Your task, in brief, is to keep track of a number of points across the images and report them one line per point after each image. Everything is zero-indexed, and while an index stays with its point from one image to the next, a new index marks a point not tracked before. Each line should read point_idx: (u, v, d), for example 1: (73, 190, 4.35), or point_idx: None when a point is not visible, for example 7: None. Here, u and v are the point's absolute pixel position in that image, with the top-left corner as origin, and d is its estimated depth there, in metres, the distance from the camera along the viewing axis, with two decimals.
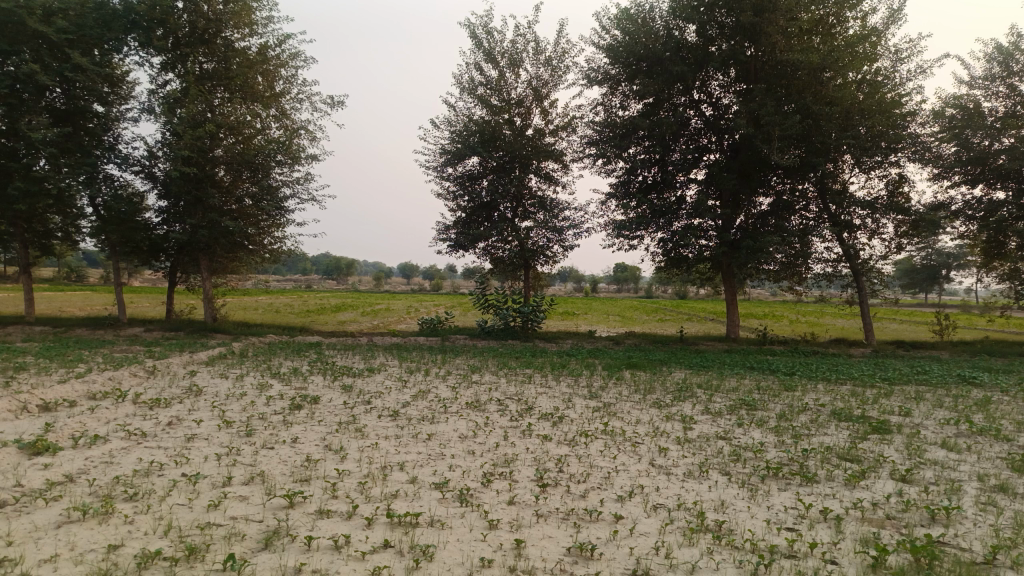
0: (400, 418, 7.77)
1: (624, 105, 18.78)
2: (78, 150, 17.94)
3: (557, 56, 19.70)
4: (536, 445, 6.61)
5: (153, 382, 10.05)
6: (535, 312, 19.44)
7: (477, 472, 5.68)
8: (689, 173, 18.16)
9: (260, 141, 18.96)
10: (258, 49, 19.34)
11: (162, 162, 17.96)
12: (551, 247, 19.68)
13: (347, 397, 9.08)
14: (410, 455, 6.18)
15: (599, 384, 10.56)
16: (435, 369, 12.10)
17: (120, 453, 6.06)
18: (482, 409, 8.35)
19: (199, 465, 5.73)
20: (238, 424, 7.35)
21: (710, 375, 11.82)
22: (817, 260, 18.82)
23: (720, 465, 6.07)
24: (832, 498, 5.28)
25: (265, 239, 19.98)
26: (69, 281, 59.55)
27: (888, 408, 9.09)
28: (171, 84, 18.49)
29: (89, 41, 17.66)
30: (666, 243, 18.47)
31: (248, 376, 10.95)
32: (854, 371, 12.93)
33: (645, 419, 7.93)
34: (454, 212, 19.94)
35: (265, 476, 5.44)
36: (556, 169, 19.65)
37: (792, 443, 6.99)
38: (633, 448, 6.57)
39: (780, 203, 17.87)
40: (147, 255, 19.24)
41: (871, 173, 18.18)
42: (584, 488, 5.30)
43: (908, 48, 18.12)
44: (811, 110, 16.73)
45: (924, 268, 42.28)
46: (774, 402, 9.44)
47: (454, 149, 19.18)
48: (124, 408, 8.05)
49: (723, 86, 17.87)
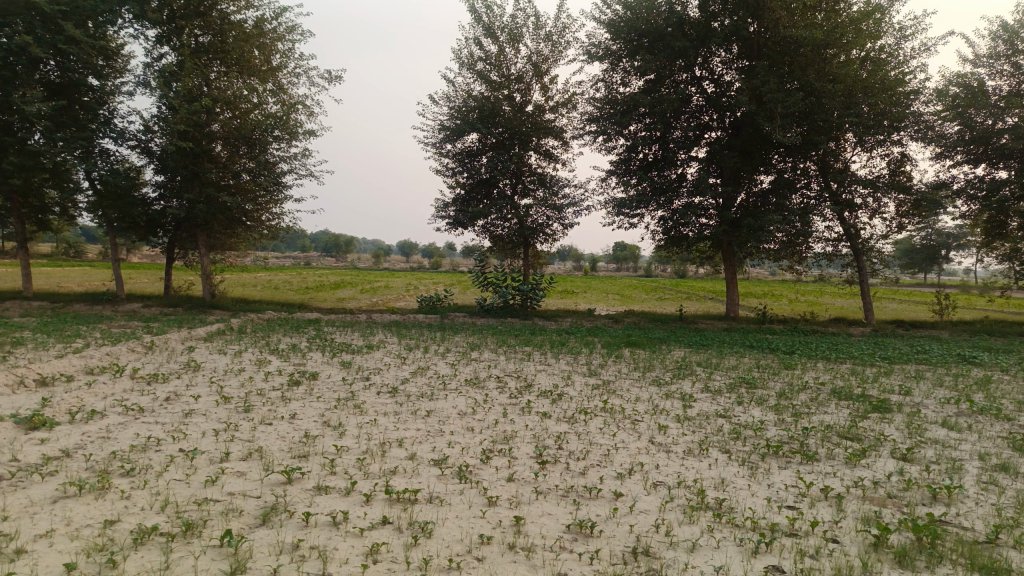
0: (399, 395, 7.74)
1: (626, 81, 18.56)
2: (74, 125, 17.76)
3: (558, 31, 19.42)
4: (536, 422, 6.57)
5: (151, 358, 10.01)
6: (534, 291, 19.38)
7: (476, 449, 5.64)
8: (691, 151, 18.00)
9: (257, 116, 18.77)
10: (255, 22, 19.07)
11: (159, 137, 17.77)
12: (550, 225, 19.55)
13: (346, 374, 9.04)
14: (409, 432, 6.15)
15: (598, 362, 10.52)
16: (434, 346, 12.06)
17: (117, 429, 6.03)
18: (481, 386, 8.32)
19: (196, 440, 5.70)
20: (236, 400, 7.32)
21: (709, 354, 11.79)
22: (818, 239, 18.73)
23: (720, 443, 6.04)
24: (833, 477, 5.25)
25: (263, 215, 19.86)
26: (68, 256, 59.48)
27: (888, 388, 9.06)
28: (167, 58, 18.24)
29: (83, 13, 17.40)
30: (667, 221, 18.36)
31: (246, 352, 10.91)
32: (854, 350, 12.90)
33: (645, 397, 7.91)
34: (453, 189, 19.80)
35: (263, 451, 5.41)
36: (556, 146, 19.47)
37: (792, 421, 6.96)
38: (633, 425, 6.54)
39: (782, 182, 17.73)
40: (144, 231, 19.14)
41: (874, 152, 18.02)
42: (584, 465, 5.27)
43: (913, 25, 17.88)
44: (814, 88, 16.54)
45: (924, 248, 42.17)
46: (774, 380, 9.41)
47: (453, 126, 18.99)
48: (122, 383, 8.02)
49: (725, 62, 17.62)
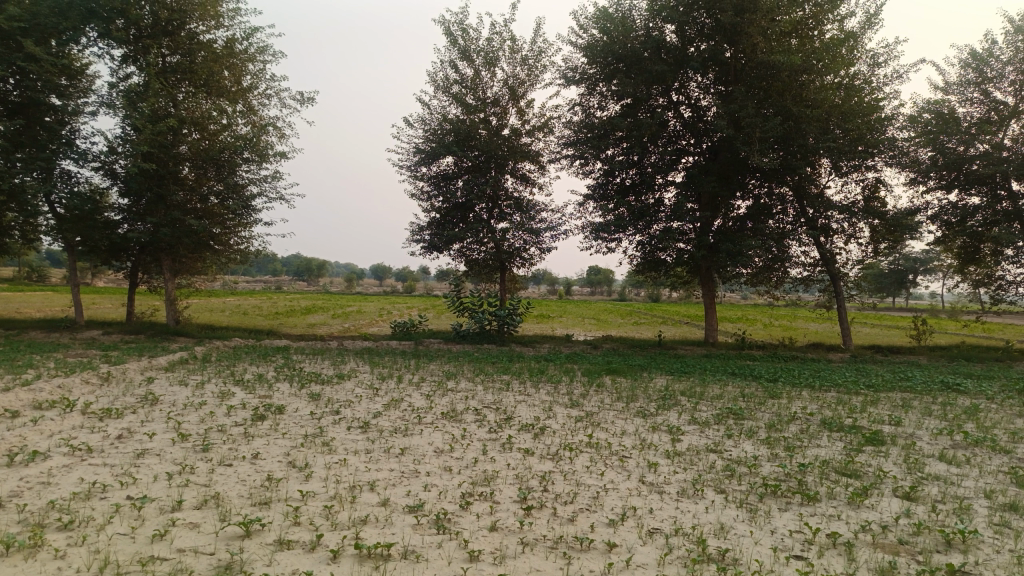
0: (371, 431, 7.26)
1: (603, 105, 18.41)
2: (33, 145, 17.08)
3: (534, 55, 19.25)
4: (517, 460, 6.16)
5: (106, 390, 9.40)
6: (511, 316, 19.00)
7: (454, 492, 5.21)
8: (668, 175, 17.85)
9: (227, 138, 18.29)
10: (225, 42, 18.64)
11: (123, 159, 17.15)
12: (527, 250, 19.22)
13: (314, 407, 8.54)
14: (381, 473, 5.69)
15: (579, 392, 10.12)
16: (408, 375, 11.57)
17: (59, 473, 5.48)
18: (459, 420, 7.87)
19: (147, 486, 5.18)
20: (194, 438, 6.79)
21: (692, 382, 11.46)
22: (795, 263, 18.64)
23: (714, 482, 5.68)
24: (837, 520, 4.90)
25: (231, 239, 19.27)
26: (30, 281, 57.88)
27: (878, 418, 8.78)
28: (133, 77, 17.67)
29: (44, 29, 16.80)
30: (645, 246, 18.16)
31: (209, 383, 10.33)
32: (837, 378, 12.66)
33: (630, 430, 7.54)
34: (428, 213, 19.42)
35: (221, 499, 4.92)
36: (533, 170, 19.23)
37: (786, 457, 6.62)
38: (621, 463, 6.15)
39: (759, 207, 17.65)
40: (106, 255, 18.44)
41: (849, 177, 18.02)
42: (572, 510, 4.87)
43: (885, 53, 18.03)
44: (791, 113, 16.48)
45: (892, 272, 42.66)
46: (762, 411, 9.08)
47: (429, 149, 18.68)
48: (71, 420, 7.43)
49: (702, 87, 17.48)
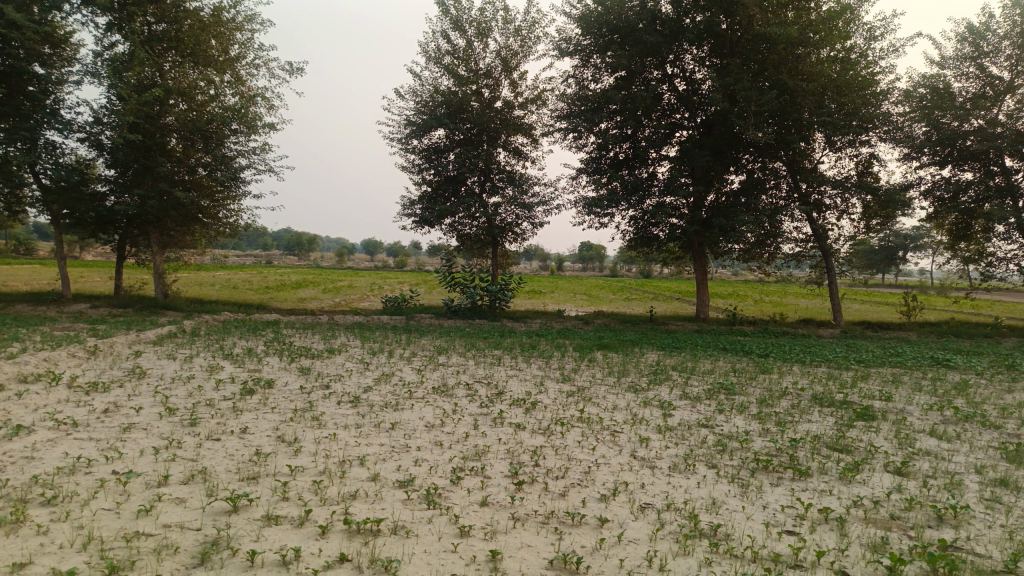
0: (361, 405, 7.20)
1: (597, 78, 18.19)
2: (16, 115, 16.75)
3: (527, 26, 18.96)
4: (509, 435, 6.11)
5: (93, 364, 9.30)
6: (503, 291, 18.92)
7: (445, 467, 5.17)
8: (662, 150, 17.70)
9: (214, 109, 17.99)
10: (212, 10, 18.27)
11: (109, 130, 16.84)
12: (519, 224, 19.09)
13: (304, 381, 8.48)
14: (372, 448, 5.64)
15: (571, 367, 10.08)
16: (399, 350, 11.51)
17: (44, 447, 5.40)
18: (450, 395, 7.82)
19: (133, 460, 5.11)
20: (182, 412, 6.72)
21: (683, 357, 11.45)
22: (788, 239, 18.60)
23: (706, 457, 5.66)
24: (829, 495, 4.89)
25: (220, 212, 19.04)
26: (19, 254, 57.29)
27: (869, 393, 8.78)
28: (118, 46, 17.29)
29: None
30: (638, 221, 18.06)
31: (198, 357, 10.24)
32: (828, 353, 12.68)
33: (622, 405, 7.51)
34: (420, 186, 19.24)
35: (208, 474, 4.85)
36: (525, 144, 19.04)
37: (778, 432, 6.61)
38: (613, 437, 6.12)
39: (753, 182, 17.56)
40: (93, 228, 18.21)
41: (843, 152, 17.93)
42: (563, 485, 4.84)
43: (881, 26, 17.86)
44: (787, 86, 16.31)
45: (883, 249, 42.78)
46: (753, 386, 9.08)
47: (420, 121, 18.44)
48: (57, 393, 7.34)
49: (697, 59, 17.27)
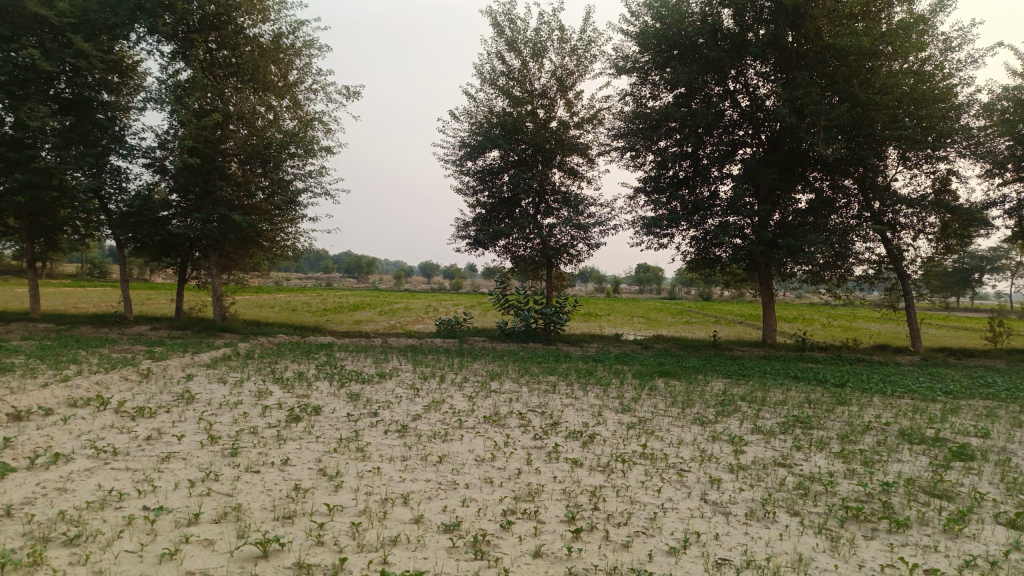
0: (409, 435, 6.82)
1: (656, 95, 17.68)
2: (84, 141, 17.21)
3: (584, 45, 18.64)
4: (565, 473, 5.63)
5: (143, 388, 9.18)
6: (558, 314, 18.43)
7: (496, 509, 4.72)
8: (724, 168, 17.02)
9: (273, 133, 18.18)
10: (272, 36, 18.53)
11: (171, 155, 17.14)
12: (575, 246, 18.59)
13: (352, 408, 8.15)
14: (417, 485, 5.23)
15: (630, 396, 9.49)
16: (451, 375, 11.12)
17: (79, 478, 5.16)
18: (502, 425, 7.37)
19: (166, 495, 4.81)
20: (224, 441, 6.45)
21: (752, 386, 10.73)
22: (859, 261, 17.63)
23: (787, 503, 5.07)
24: (935, 552, 4.25)
25: (278, 235, 19.15)
26: (93, 277, 59.49)
27: (963, 429, 7.96)
28: (181, 73, 17.64)
29: (94, 25, 16.86)
30: (699, 242, 17.37)
31: (248, 381, 10.05)
32: (910, 383, 11.75)
33: (687, 439, 6.95)
34: (474, 208, 19.01)
35: (242, 512, 4.52)
36: (581, 163, 18.61)
37: (866, 474, 5.94)
38: (680, 478, 5.57)
39: (821, 201, 16.70)
40: (156, 252, 18.54)
41: (918, 169, 16.91)
42: (627, 534, 4.33)
43: (958, 36, 16.87)
44: (859, 99, 15.47)
45: (958, 272, 40.54)
46: (831, 419, 8.35)
47: (474, 142, 18.23)
48: (102, 419, 7.19)
49: (761, 74, 16.61)
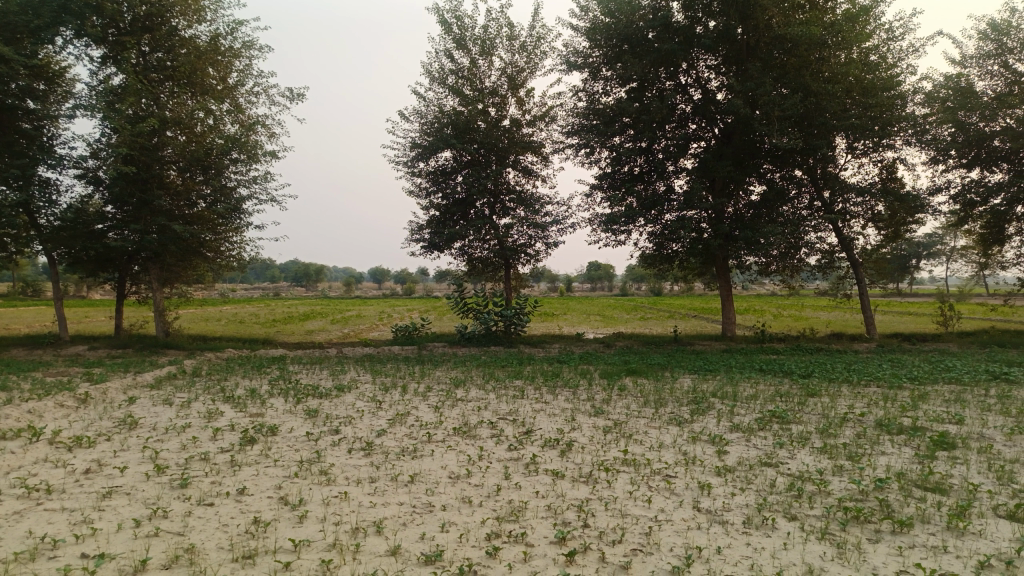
0: (375, 454, 6.37)
1: (608, 91, 17.52)
2: (9, 152, 16.14)
3: (533, 41, 18.36)
4: (547, 486, 5.28)
5: (81, 414, 8.48)
6: (518, 316, 18.09)
7: (479, 533, 4.35)
8: (678, 162, 16.94)
9: (213, 138, 17.40)
10: (209, 37, 17.74)
11: (104, 164, 16.22)
12: (532, 246, 18.29)
13: (311, 426, 7.66)
14: (389, 510, 4.81)
15: (601, 398, 9.20)
16: (414, 384, 10.65)
17: (6, 523, 4.58)
18: (474, 436, 6.98)
19: (108, 539, 4.29)
20: (173, 470, 5.91)
21: (721, 381, 10.56)
22: (813, 251, 17.76)
23: (783, 507, 4.81)
24: (946, 554, 4.03)
25: (222, 245, 18.33)
26: (25, 296, 56.61)
27: (937, 416, 7.90)
28: (113, 78, 16.73)
29: (14, 28, 15.83)
30: (657, 237, 17.24)
31: (197, 402, 9.40)
32: (874, 371, 11.75)
33: (667, 441, 6.69)
34: (428, 210, 18.55)
35: (197, 554, 4.04)
36: (535, 162, 18.31)
37: (855, 469, 5.75)
38: (668, 485, 5.28)
39: (774, 192, 16.76)
40: (91, 267, 17.55)
41: (866, 158, 17.09)
42: (624, 553, 4.01)
43: (900, 27, 17.12)
44: (810, 90, 15.56)
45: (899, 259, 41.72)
46: (807, 413, 8.19)
47: (425, 143, 17.77)
48: (35, 451, 6.56)
49: (712, 67, 16.60)
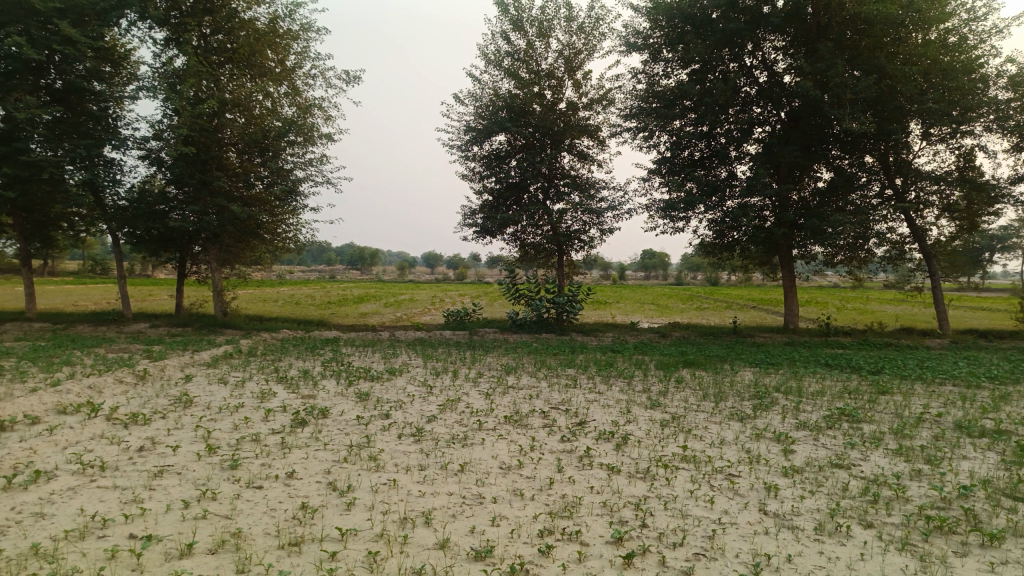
0: (425, 440, 6.24)
1: (669, 73, 16.99)
2: (77, 133, 16.57)
3: (592, 22, 17.92)
4: (602, 482, 5.05)
5: (139, 391, 8.60)
6: (571, 303, 17.83)
7: (531, 528, 4.16)
8: (741, 147, 16.35)
9: (271, 121, 17.56)
10: (269, 20, 17.85)
11: (167, 146, 16.52)
12: (587, 232, 17.95)
13: (362, 410, 7.58)
14: (438, 500, 4.65)
15: (657, 389, 8.90)
16: (465, 370, 10.53)
17: (58, 500, 4.58)
18: (525, 426, 6.79)
19: (156, 519, 4.24)
20: (223, 451, 5.88)
21: (783, 376, 10.13)
22: (881, 241, 16.97)
23: (858, 514, 4.48)
24: None
25: (280, 227, 18.52)
26: (95, 275, 58.72)
27: (1022, 419, 7.36)
28: (176, 61, 16.98)
29: (82, 10, 16.18)
30: (717, 225, 16.70)
31: (250, 382, 9.47)
32: (949, 368, 11.12)
33: (729, 438, 6.37)
34: (481, 195, 18.40)
35: (243, 539, 3.95)
36: (591, 146, 17.93)
37: (935, 475, 5.35)
38: (732, 485, 4.98)
39: (843, 179, 16.04)
40: (154, 247, 17.94)
41: (942, 144, 16.18)
42: (686, 557, 3.76)
43: (985, 5, 16.11)
44: (885, 71, 14.78)
45: None
46: (877, 411, 7.74)
47: (481, 126, 17.59)
48: (92, 428, 6.62)
49: (779, 48, 15.87)
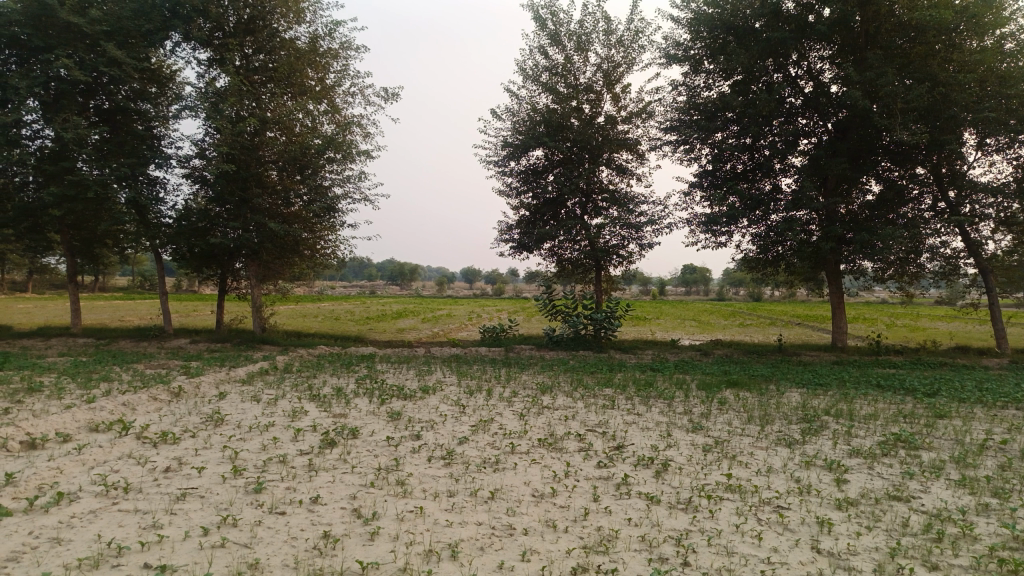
0: (455, 464, 6.00)
1: (710, 85, 16.64)
2: (122, 152, 16.87)
3: (630, 35, 17.69)
4: (641, 513, 4.75)
5: (172, 408, 8.56)
6: (609, 319, 17.50)
7: (564, 565, 3.89)
8: (785, 159, 15.90)
9: (310, 138, 17.66)
10: (308, 39, 18.01)
11: (208, 163, 16.74)
12: (625, 247, 17.63)
13: (393, 430, 7.39)
14: (467, 530, 4.41)
15: (699, 412, 8.52)
16: (499, 388, 10.29)
17: (78, 524, 4.46)
18: (560, 449, 6.51)
19: (173, 547, 4.08)
20: (250, 473, 5.73)
21: (833, 397, 9.64)
22: (934, 255, 16.28)
23: (922, 554, 4.10)
24: None
25: (318, 244, 18.61)
26: (141, 291, 60.10)
27: None
28: (217, 79, 17.22)
29: (127, 33, 16.27)
30: (761, 239, 16.23)
31: (283, 399, 9.36)
32: (1012, 390, 10.48)
33: (777, 466, 6.00)
34: (518, 210, 18.25)
35: (260, 571, 3.76)
36: (630, 160, 17.63)
37: (1006, 510, 4.91)
38: (782, 518, 4.63)
39: (892, 192, 15.47)
40: (195, 263, 18.15)
41: (999, 154, 15.48)
42: None
43: None
44: (937, 79, 14.21)
45: None
46: (937, 438, 7.25)
47: (518, 141, 17.46)
48: (121, 446, 6.55)
49: (825, 57, 15.46)
